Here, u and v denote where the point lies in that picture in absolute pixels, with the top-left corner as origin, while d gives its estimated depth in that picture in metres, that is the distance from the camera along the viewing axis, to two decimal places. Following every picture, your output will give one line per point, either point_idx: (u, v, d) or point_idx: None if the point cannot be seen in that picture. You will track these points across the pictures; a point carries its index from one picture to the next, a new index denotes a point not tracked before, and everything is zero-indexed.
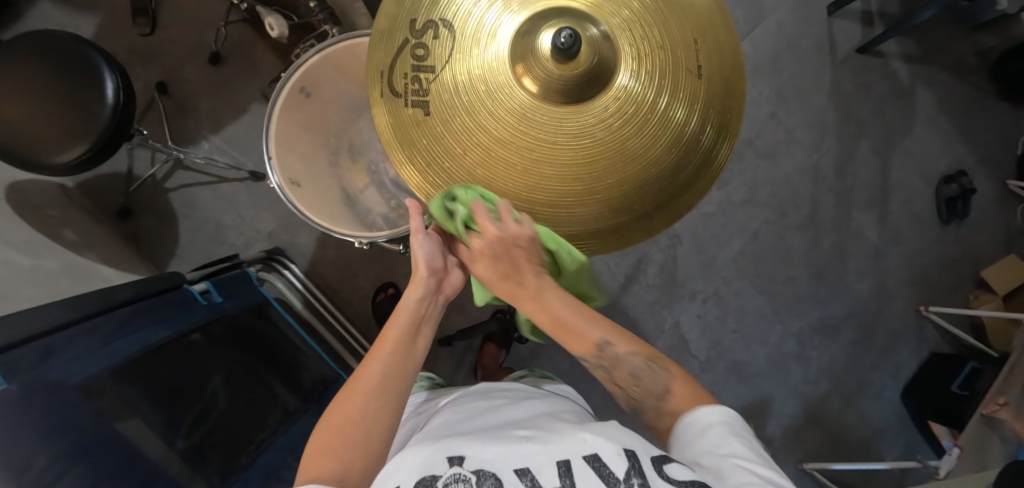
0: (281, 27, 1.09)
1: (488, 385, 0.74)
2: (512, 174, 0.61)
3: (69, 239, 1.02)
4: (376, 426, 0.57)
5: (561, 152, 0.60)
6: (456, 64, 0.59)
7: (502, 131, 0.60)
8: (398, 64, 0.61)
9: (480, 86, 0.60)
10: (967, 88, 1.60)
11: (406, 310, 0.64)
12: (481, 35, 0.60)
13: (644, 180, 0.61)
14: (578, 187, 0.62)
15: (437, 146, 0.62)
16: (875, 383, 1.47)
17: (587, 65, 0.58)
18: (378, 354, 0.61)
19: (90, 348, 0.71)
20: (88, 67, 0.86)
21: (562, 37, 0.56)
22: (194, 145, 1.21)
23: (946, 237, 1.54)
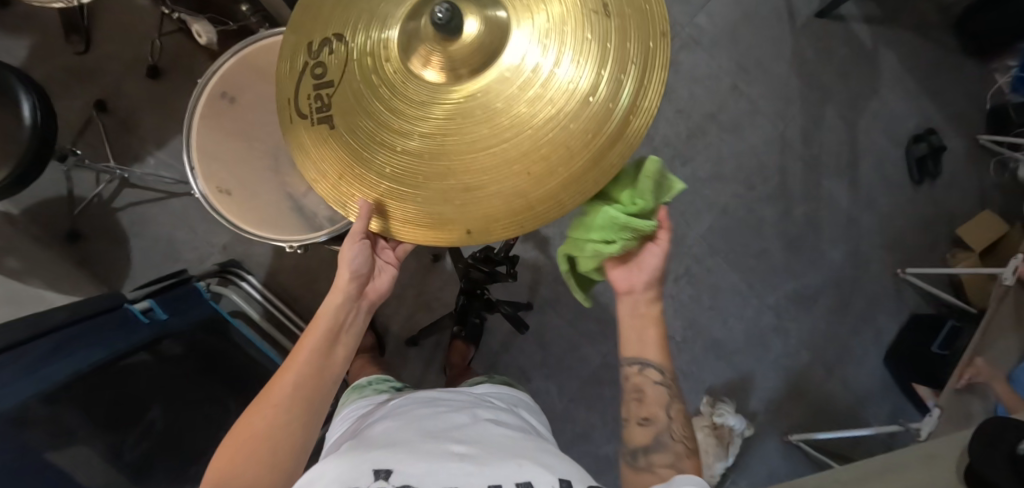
0: (209, 34, 1.06)
1: (433, 392, 0.72)
2: (422, 169, 0.55)
3: (11, 266, 0.98)
4: (287, 437, 0.55)
5: (467, 129, 0.53)
6: (350, 68, 0.56)
7: (404, 124, 0.55)
8: (302, 88, 0.59)
9: (374, 82, 0.56)
10: (930, 45, 1.58)
11: (325, 318, 0.63)
12: (369, 31, 0.56)
13: (568, 138, 0.52)
14: (491, 161, 0.53)
15: (345, 155, 0.57)
16: (858, 350, 1.45)
17: (477, 37, 0.53)
18: (295, 363, 0.59)
19: (18, 376, 0.67)
20: (4, 89, 0.84)
21: (439, 12, 0.52)
22: (139, 162, 1.18)
23: (919, 197, 1.52)
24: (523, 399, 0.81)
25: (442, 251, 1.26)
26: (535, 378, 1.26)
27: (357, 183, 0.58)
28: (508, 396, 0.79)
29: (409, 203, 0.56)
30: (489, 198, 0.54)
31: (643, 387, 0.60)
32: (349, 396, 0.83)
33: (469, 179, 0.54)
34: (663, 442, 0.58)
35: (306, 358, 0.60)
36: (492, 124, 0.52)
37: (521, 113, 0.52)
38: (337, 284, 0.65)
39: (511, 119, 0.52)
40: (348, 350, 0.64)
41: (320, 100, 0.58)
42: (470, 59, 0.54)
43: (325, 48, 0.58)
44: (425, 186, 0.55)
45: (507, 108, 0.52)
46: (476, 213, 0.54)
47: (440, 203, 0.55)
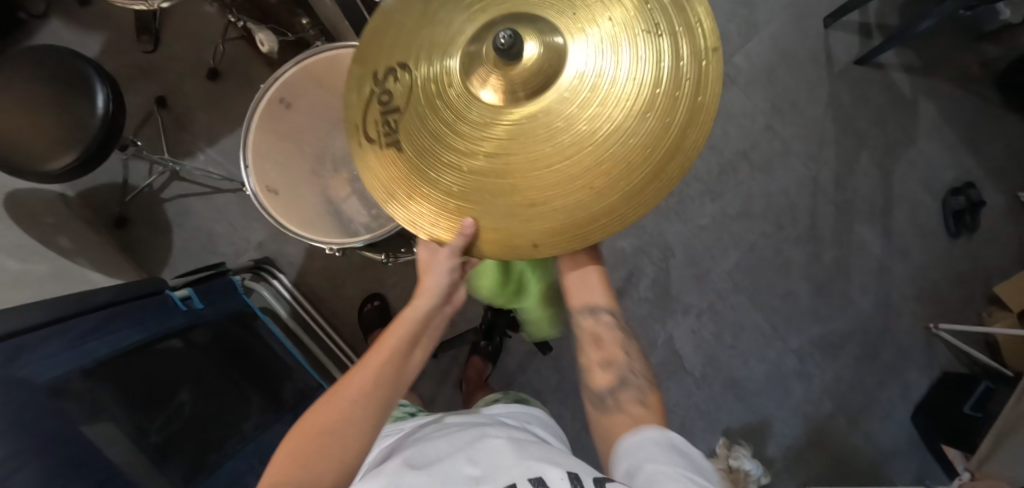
0: (272, 43, 1.14)
1: (449, 417, 0.73)
2: (488, 185, 0.56)
3: (63, 246, 1.05)
4: (356, 436, 0.56)
5: (529, 146, 0.54)
6: (416, 94, 0.58)
7: (468, 143, 0.56)
8: (367, 115, 0.60)
9: (439, 105, 0.57)
10: (971, 99, 1.56)
11: (410, 321, 0.64)
12: (431, 57, 0.58)
13: (630, 155, 0.53)
14: (554, 178, 0.54)
15: (414, 178, 0.58)
16: (884, 404, 1.40)
17: (537, 59, 0.55)
18: (368, 363, 0.61)
19: (63, 348, 0.72)
20: (81, 80, 0.90)
21: (501, 38, 0.54)
22: (191, 157, 1.24)
23: (955, 251, 1.48)
24: (539, 415, 0.81)
25: None
26: (550, 401, 1.25)
27: (424, 202, 0.58)
28: (522, 413, 0.78)
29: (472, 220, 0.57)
30: (553, 213, 0.55)
31: (598, 331, 0.67)
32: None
33: (532, 195, 0.55)
34: (626, 380, 0.64)
35: (386, 360, 0.61)
36: (556, 142, 0.54)
37: (582, 131, 0.54)
38: (427, 286, 0.65)
39: (573, 137, 0.54)
40: (424, 354, 0.65)
41: (387, 125, 0.59)
42: (529, 80, 0.55)
43: (392, 75, 0.59)
44: (489, 203, 0.56)
45: (570, 125, 0.54)
46: (539, 228, 0.55)
47: (504, 220, 0.56)
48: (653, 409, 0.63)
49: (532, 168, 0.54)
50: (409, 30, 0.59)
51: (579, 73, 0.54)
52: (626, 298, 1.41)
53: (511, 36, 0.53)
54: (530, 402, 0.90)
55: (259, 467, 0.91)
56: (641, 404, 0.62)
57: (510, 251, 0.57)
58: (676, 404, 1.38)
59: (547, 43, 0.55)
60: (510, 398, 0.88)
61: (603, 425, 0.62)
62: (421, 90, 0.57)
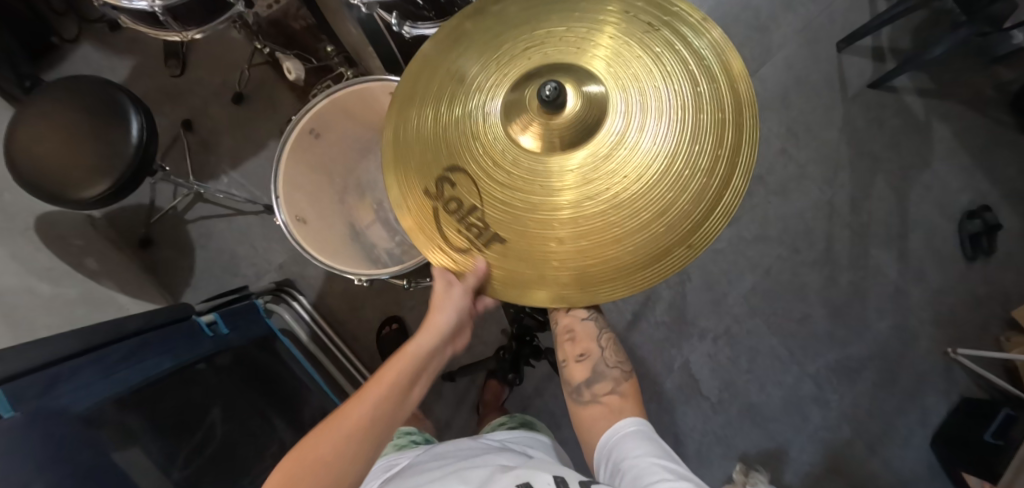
0: (298, 71, 1.16)
1: (444, 443, 0.75)
2: (611, 223, 0.57)
3: (91, 268, 1.07)
4: (348, 468, 0.55)
5: (593, 184, 0.57)
6: (486, 186, 0.59)
7: (564, 203, 0.58)
8: (447, 231, 0.60)
9: (514, 183, 0.59)
10: (985, 122, 1.56)
11: (414, 356, 0.65)
12: (474, 141, 0.59)
13: (706, 120, 0.57)
14: (632, 208, 0.57)
15: (534, 256, 0.59)
16: (902, 429, 1.39)
17: (578, 104, 0.57)
18: (370, 394, 0.60)
19: (97, 377, 0.74)
20: (115, 109, 0.92)
21: (546, 90, 0.56)
22: (214, 179, 1.27)
23: (972, 275, 1.47)
24: (536, 437, 0.82)
25: None
26: (566, 426, 1.25)
27: (561, 269, 0.58)
28: (524, 438, 0.80)
29: (564, 266, 0.58)
30: (642, 240, 0.57)
31: (574, 326, 0.74)
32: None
33: (614, 228, 0.57)
34: (600, 372, 0.71)
35: (388, 391, 0.61)
36: (621, 179, 0.57)
37: (660, 138, 0.56)
38: (433, 324, 0.66)
39: (637, 168, 0.56)
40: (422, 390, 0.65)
41: (442, 196, 0.60)
42: (576, 125, 0.57)
43: (443, 178, 0.60)
44: (571, 245, 0.58)
45: (631, 158, 0.57)
46: (635, 255, 0.57)
47: (596, 259, 0.58)
48: (630, 398, 0.70)
49: (636, 190, 0.56)
50: (434, 128, 0.60)
51: (622, 106, 0.57)
52: (642, 321, 1.42)
53: (557, 87, 0.56)
54: (538, 427, 0.90)
55: None
56: (614, 392, 0.70)
57: (610, 284, 0.58)
58: (692, 429, 1.38)
59: (581, 90, 0.58)
60: (516, 421, 0.89)
61: (582, 415, 0.70)
62: (471, 153, 0.59)
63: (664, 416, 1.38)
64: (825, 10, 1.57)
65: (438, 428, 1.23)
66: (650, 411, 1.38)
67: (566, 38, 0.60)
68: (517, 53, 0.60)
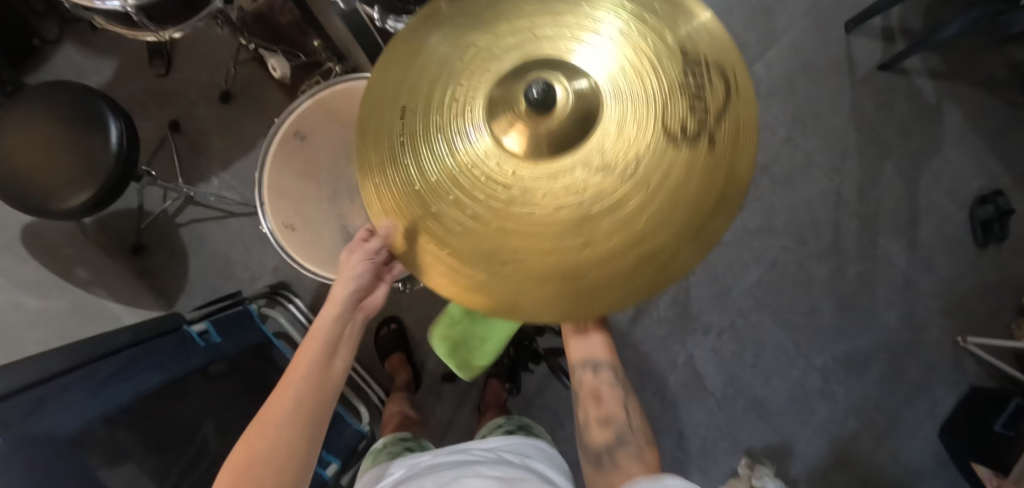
0: (284, 68, 1.13)
1: (440, 458, 0.72)
2: (622, 17, 0.46)
3: (81, 277, 1.05)
4: (289, 458, 0.55)
5: (677, 96, 0.43)
6: (689, 114, 0.43)
7: (654, 60, 0.44)
8: (734, 102, 0.45)
9: (682, 107, 0.43)
10: (999, 104, 1.50)
11: (321, 332, 0.63)
12: (651, 150, 0.42)
13: (467, 14, 0.47)
14: (671, 215, 0.43)
15: (678, 24, 0.46)
16: (910, 421, 1.37)
17: (583, 100, 0.44)
18: (291, 381, 0.59)
19: (86, 396, 0.72)
20: (95, 116, 0.89)
21: (536, 91, 0.44)
22: (204, 182, 1.24)
23: (983, 262, 1.44)
24: (532, 443, 0.80)
25: None
26: (569, 425, 1.24)
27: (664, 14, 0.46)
28: (522, 447, 0.78)
29: (593, 300, 0.45)
30: (690, 250, 0.44)
31: (598, 388, 0.68)
32: (364, 462, 0.83)
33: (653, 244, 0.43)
34: (622, 437, 0.64)
35: (304, 375, 0.59)
36: (651, 183, 0.42)
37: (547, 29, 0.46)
38: (334, 295, 0.65)
39: (658, 56, 0.44)
40: (344, 362, 0.64)
41: (655, 232, 0.43)
42: (571, 127, 0.43)
43: (707, 139, 0.43)
44: (683, 45, 0.45)
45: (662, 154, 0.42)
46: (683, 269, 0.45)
47: (635, 286, 0.44)
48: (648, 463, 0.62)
49: (590, 22, 0.46)
50: (648, 192, 0.42)
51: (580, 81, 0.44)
52: (643, 316, 1.40)
53: (544, 87, 0.44)
54: (536, 432, 0.89)
55: None
56: (635, 461, 0.62)
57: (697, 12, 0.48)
58: (697, 425, 1.36)
59: (566, 94, 0.44)
60: (513, 424, 0.88)
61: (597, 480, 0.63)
62: (629, 178, 0.41)
63: (667, 412, 1.36)
64: None
65: (439, 430, 1.22)
66: (654, 407, 1.37)
67: (438, 57, 0.46)
68: (451, 120, 0.45)
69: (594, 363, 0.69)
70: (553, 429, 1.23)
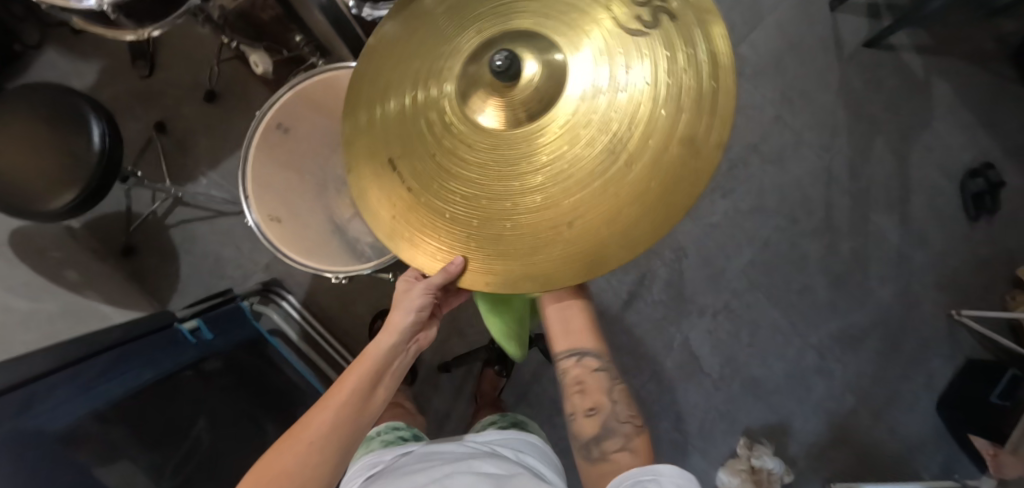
0: (266, 64, 1.16)
1: (434, 446, 0.70)
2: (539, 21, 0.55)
3: (71, 280, 1.05)
4: (311, 476, 0.54)
5: (613, 58, 0.51)
6: (629, 61, 0.51)
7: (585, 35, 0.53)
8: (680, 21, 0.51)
9: (623, 54, 0.51)
10: (988, 77, 1.50)
11: (373, 358, 0.63)
12: (609, 100, 0.51)
13: (420, 60, 0.59)
14: (626, 146, 0.51)
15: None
16: (907, 395, 1.37)
17: (537, 82, 0.54)
18: (333, 401, 0.59)
19: (75, 393, 0.73)
20: (76, 117, 0.89)
21: (496, 69, 0.53)
22: (193, 181, 1.23)
23: (975, 235, 1.44)
24: (529, 440, 0.77)
25: None
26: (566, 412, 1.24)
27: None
28: (517, 441, 0.75)
29: (583, 225, 0.52)
30: (653, 167, 0.50)
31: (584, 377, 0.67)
32: (358, 450, 0.83)
33: (614, 169, 0.51)
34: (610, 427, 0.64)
35: (350, 398, 0.60)
36: (600, 127, 0.51)
37: (484, 50, 0.57)
38: (392, 322, 0.65)
39: (587, 32, 0.53)
40: (388, 392, 0.64)
41: (640, 151, 0.51)
42: (534, 99, 0.54)
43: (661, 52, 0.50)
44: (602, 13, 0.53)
45: (610, 105, 0.51)
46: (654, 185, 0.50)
47: (607, 205, 0.51)
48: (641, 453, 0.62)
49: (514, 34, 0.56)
50: (620, 133, 0.51)
51: (530, 80, 0.54)
52: (637, 301, 1.40)
53: (505, 56, 0.53)
54: (530, 426, 0.86)
55: None
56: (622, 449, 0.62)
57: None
58: (695, 406, 1.36)
59: (523, 89, 0.54)
60: (508, 420, 0.85)
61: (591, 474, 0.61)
62: (596, 135, 0.52)
63: (664, 395, 1.37)
64: None
65: (437, 421, 1.22)
66: (651, 391, 1.37)
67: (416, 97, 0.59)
68: (454, 134, 0.57)
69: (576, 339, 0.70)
70: (551, 416, 1.24)
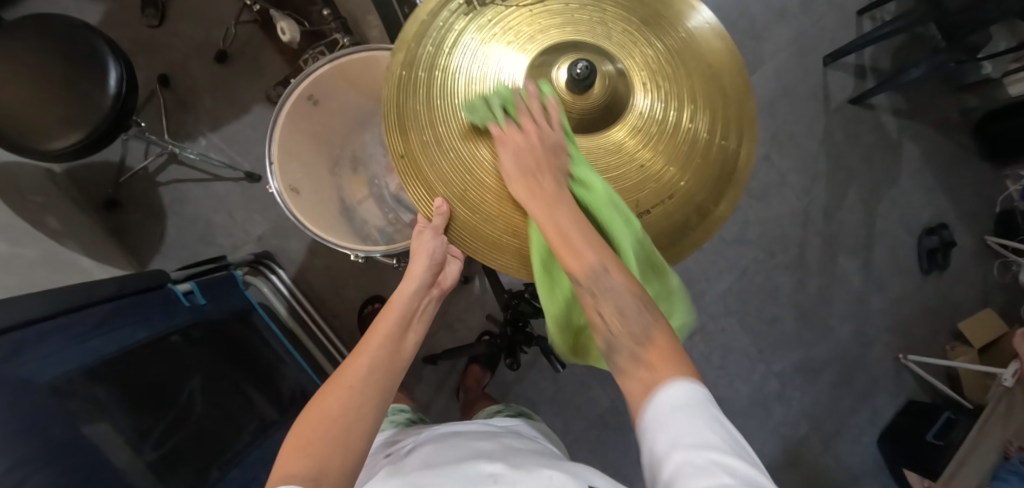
0: (292, 32, 1.08)
1: (456, 426, 0.70)
2: (581, 35, 0.62)
3: (52, 227, 0.99)
4: (353, 423, 0.55)
5: (664, 83, 0.61)
6: (681, 86, 0.61)
7: (634, 60, 0.61)
8: (710, 49, 0.61)
9: (671, 78, 0.61)
10: (951, 146, 1.64)
11: (400, 305, 0.67)
12: (669, 124, 0.61)
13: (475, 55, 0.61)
14: (692, 163, 0.61)
15: (630, 20, 0.61)
16: (853, 428, 1.47)
17: (602, 93, 0.61)
18: (365, 347, 0.62)
19: (64, 344, 0.68)
20: (91, 57, 0.86)
21: (579, 68, 0.59)
22: (191, 141, 1.20)
23: (926, 287, 1.57)
24: (538, 426, 0.80)
25: (472, 274, 1.25)
26: (544, 412, 1.30)
27: (614, 10, 0.61)
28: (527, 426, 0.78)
29: (655, 229, 0.62)
30: (698, 189, 0.62)
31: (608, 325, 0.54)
32: None
33: (674, 181, 0.61)
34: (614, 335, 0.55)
35: (381, 343, 0.62)
36: (654, 152, 0.61)
37: (537, 57, 0.63)
38: (412, 273, 0.69)
39: (637, 56, 0.61)
40: (417, 337, 0.67)
41: (705, 167, 0.62)
42: (603, 103, 0.62)
43: (705, 79, 0.61)
44: (647, 36, 0.61)
45: (664, 130, 0.61)
46: (729, 167, 0.62)
47: (662, 217, 0.62)
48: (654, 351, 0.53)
49: (565, 47, 0.62)
50: (687, 153, 0.61)
51: (596, 95, 0.61)
52: None
53: (588, 66, 0.59)
54: (533, 415, 0.88)
55: (263, 477, 0.90)
56: (639, 364, 0.52)
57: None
58: None
59: (592, 95, 0.61)
60: (513, 409, 0.86)
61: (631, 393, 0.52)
62: (662, 150, 0.61)
63: None
64: (815, 23, 1.59)
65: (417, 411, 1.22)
66: None
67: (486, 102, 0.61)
68: (528, 141, 0.62)
69: (594, 266, 0.55)
70: None
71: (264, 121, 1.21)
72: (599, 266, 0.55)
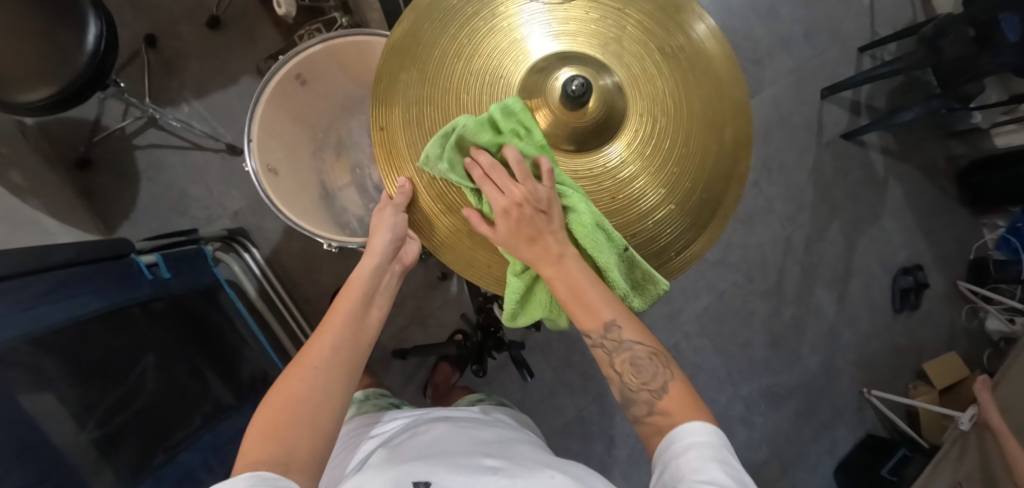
0: (289, 6, 1.05)
1: (434, 415, 0.71)
2: (591, 48, 0.63)
3: (15, 182, 0.94)
4: (325, 406, 0.54)
5: (659, 118, 0.63)
6: (673, 125, 0.63)
7: (637, 85, 0.63)
8: (714, 102, 0.63)
9: (667, 115, 0.63)
10: (935, 190, 1.66)
11: (361, 282, 0.63)
12: (652, 160, 0.63)
13: (481, 54, 0.62)
14: (666, 202, 0.63)
15: (642, 48, 0.63)
16: (812, 456, 1.49)
17: (596, 113, 0.62)
18: (329, 326, 0.59)
19: (13, 306, 0.63)
20: (72, 10, 0.82)
21: (574, 84, 0.60)
22: (174, 107, 1.16)
23: (895, 325, 1.59)
24: (517, 416, 0.82)
25: (450, 272, 1.23)
26: None
27: (631, 32, 0.62)
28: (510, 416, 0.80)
29: None
30: (665, 230, 0.64)
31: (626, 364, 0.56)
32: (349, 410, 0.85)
33: (647, 216, 0.63)
34: (629, 396, 0.57)
35: (344, 321, 0.59)
36: (632, 184, 0.63)
37: (540, 62, 0.63)
38: (372, 246, 0.64)
39: (639, 83, 0.63)
40: (381, 312, 0.64)
41: (681, 212, 0.64)
42: (598, 121, 0.63)
43: (703, 128, 0.63)
44: (656, 68, 0.63)
45: (647, 163, 0.63)
46: (701, 218, 0.64)
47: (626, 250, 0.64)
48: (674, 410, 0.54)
49: (573, 56, 0.63)
50: (665, 193, 0.63)
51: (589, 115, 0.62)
52: None
53: (584, 84, 0.60)
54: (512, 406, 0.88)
55: (212, 461, 0.87)
56: (653, 412, 0.55)
57: (655, 22, 0.62)
58: None
59: (584, 111, 0.62)
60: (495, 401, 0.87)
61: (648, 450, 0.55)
62: (640, 183, 0.63)
63: None
64: (817, 55, 1.60)
65: None
66: None
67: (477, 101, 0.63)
68: None
69: (608, 322, 0.56)
70: None
71: (252, 94, 1.17)
72: (612, 323, 0.56)
